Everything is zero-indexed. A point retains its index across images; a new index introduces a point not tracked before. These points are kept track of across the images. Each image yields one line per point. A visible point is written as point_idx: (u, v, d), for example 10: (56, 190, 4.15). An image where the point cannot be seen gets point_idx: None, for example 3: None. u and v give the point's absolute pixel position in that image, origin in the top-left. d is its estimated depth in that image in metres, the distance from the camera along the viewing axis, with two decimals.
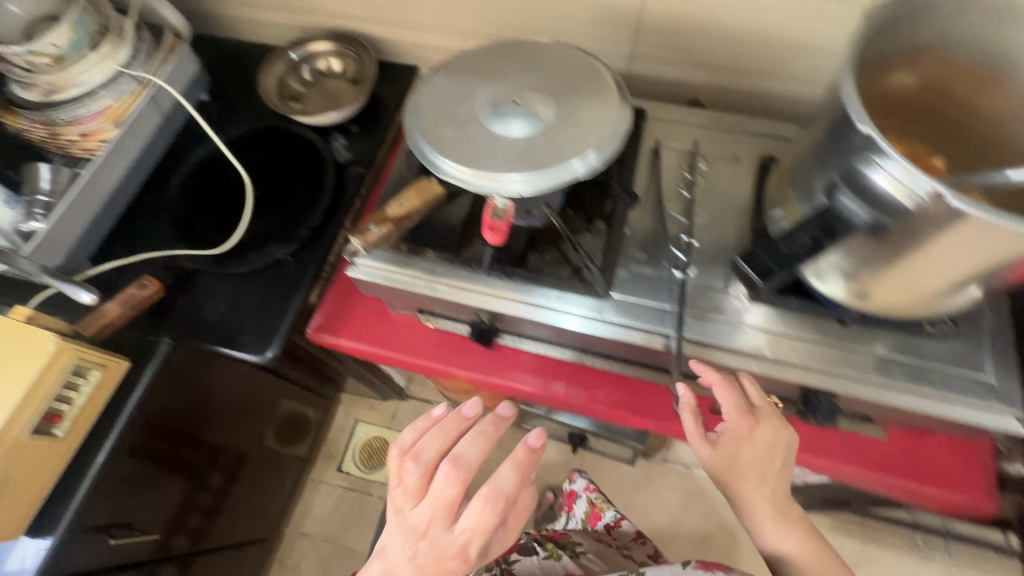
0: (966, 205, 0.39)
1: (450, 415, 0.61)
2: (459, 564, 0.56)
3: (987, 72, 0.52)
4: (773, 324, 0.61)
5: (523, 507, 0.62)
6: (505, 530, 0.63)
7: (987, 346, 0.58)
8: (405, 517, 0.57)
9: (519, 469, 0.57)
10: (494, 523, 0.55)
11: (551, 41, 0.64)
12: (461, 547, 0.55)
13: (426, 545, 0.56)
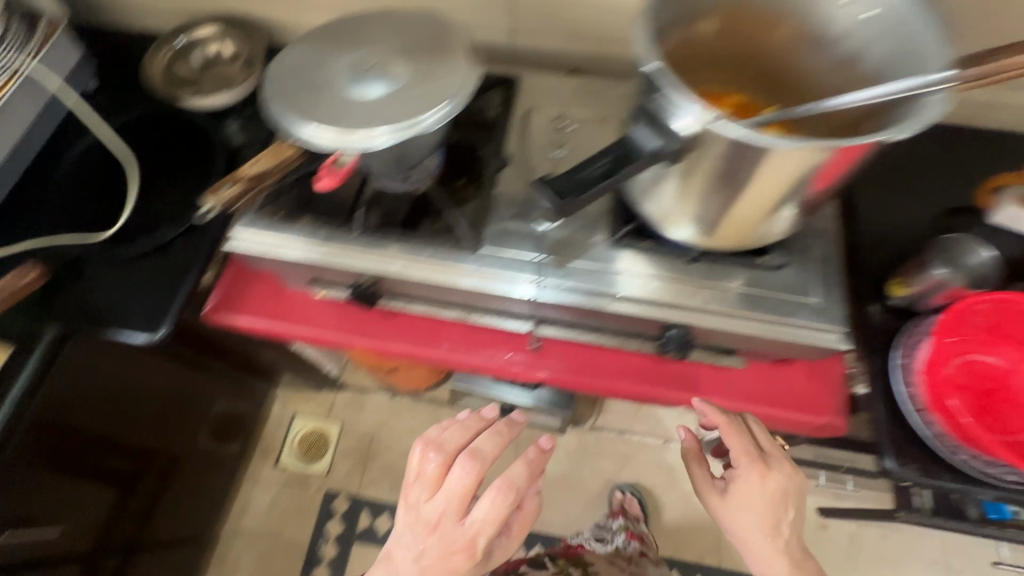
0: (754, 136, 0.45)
1: (473, 418, 0.74)
2: (465, 557, 0.65)
3: (779, 15, 0.59)
4: (630, 266, 0.66)
5: (525, 520, 0.73)
6: (509, 537, 0.72)
7: (815, 273, 0.64)
8: (422, 512, 0.67)
9: (526, 472, 0.69)
10: (500, 517, 0.66)
11: (409, 9, 0.68)
12: (468, 540, 0.65)
13: (435, 538, 0.66)
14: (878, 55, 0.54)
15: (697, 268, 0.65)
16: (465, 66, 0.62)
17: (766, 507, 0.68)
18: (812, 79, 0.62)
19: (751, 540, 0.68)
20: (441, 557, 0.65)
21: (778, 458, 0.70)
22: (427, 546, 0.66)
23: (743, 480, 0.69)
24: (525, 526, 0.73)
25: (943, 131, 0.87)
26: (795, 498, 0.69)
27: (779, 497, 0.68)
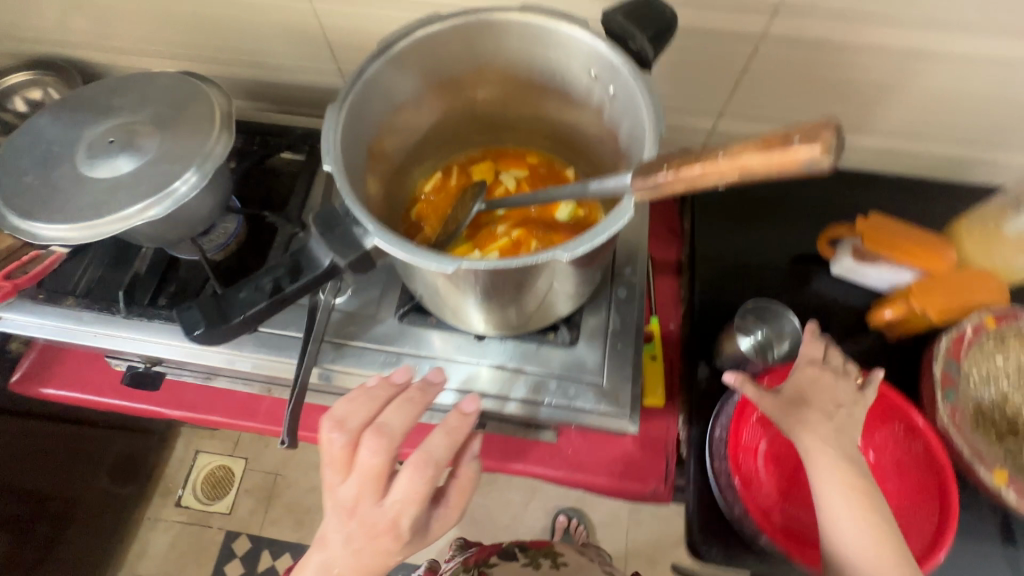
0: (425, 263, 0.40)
1: (374, 385, 0.51)
2: (393, 541, 0.47)
3: (533, 86, 0.56)
4: (415, 345, 0.62)
5: (464, 481, 0.54)
6: (446, 508, 0.53)
7: (606, 350, 0.61)
8: (332, 498, 0.47)
9: (450, 434, 0.49)
10: (419, 491, 0.47)
11: (173, 73, 0.63)
12: (391, 520, 0.46)
13: (358, 530, 0.47)
14: (625, 131, 0.49)
15: (484, 347, 0.62)
16: (214, 136, 0.57)
17: (837, 439, 0.54)
18: (591, 143, 0.58)
19: (819, 457, 0.53)
20: (371, 553, 0.47)
21: (834, 362, 0.59)
22: (348, 537, 0.47)
23: (788, 379, 0.57)
24: (464, 491, 0.54)
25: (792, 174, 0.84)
26: (849, 433, 0.55)
27: (814, 399, 0.56)
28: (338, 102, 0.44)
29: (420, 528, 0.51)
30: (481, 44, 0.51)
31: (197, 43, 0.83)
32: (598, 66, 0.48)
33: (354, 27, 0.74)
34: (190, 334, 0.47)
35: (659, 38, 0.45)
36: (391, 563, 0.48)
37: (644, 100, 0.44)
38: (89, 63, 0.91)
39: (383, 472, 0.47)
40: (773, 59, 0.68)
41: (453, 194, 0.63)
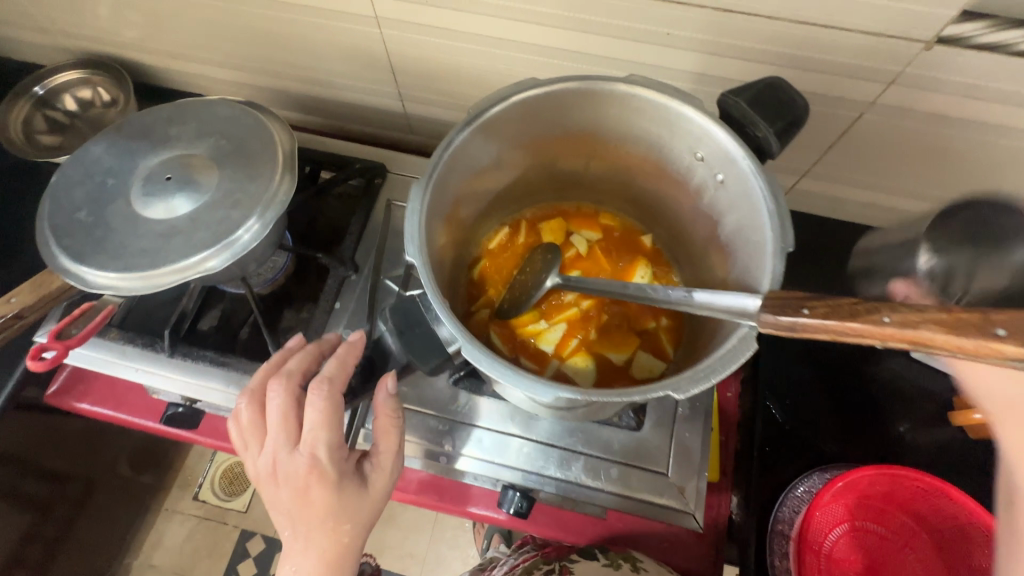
0: (505, 379, 0.36)
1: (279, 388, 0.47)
2: (318, 483, 0.44)
3: (625, 153, 0.51)
4: (469, 412, 0.59)
5: (388, 422, 0.48)
6: (378, 456, 0.47)
7: (672, 438, 0.57)
8: (256, 470, 0.47)
9: (336, 369, 0.48)
10: (319, 417, 0.45)
11: (237, 103, 0.59)
12: (306, 459, 0.44)
13: (285, 490, 0.44)
14: (731, 224, 0.44)
15: (541, 422, 0.59)
16: (276, 180, 0.53)
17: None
18: (680, 219, 0.53)
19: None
20: (306, 509, 0.44)
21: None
22: (281, 504, 0.45)
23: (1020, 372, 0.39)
24: (392, 432, 0.48)
25: None
26: None
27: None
28: (423, 179, 0.41)
29: (358, 470, 0.46)
30: (579, 113, 0.47)
31: (255, 56, 0.80)
32: (709, 151, 0.43)
33: (421, 56, 0.70)
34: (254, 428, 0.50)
35: (786, 130, 0.40)
36: (337, 512, 0.44)
37: (766, 202, 0.39)
38: (141, 64, 0.88)
39: (291, 418, 0.46)
40: (875, 126, 0.62)
41: (518, 254, 0.58)
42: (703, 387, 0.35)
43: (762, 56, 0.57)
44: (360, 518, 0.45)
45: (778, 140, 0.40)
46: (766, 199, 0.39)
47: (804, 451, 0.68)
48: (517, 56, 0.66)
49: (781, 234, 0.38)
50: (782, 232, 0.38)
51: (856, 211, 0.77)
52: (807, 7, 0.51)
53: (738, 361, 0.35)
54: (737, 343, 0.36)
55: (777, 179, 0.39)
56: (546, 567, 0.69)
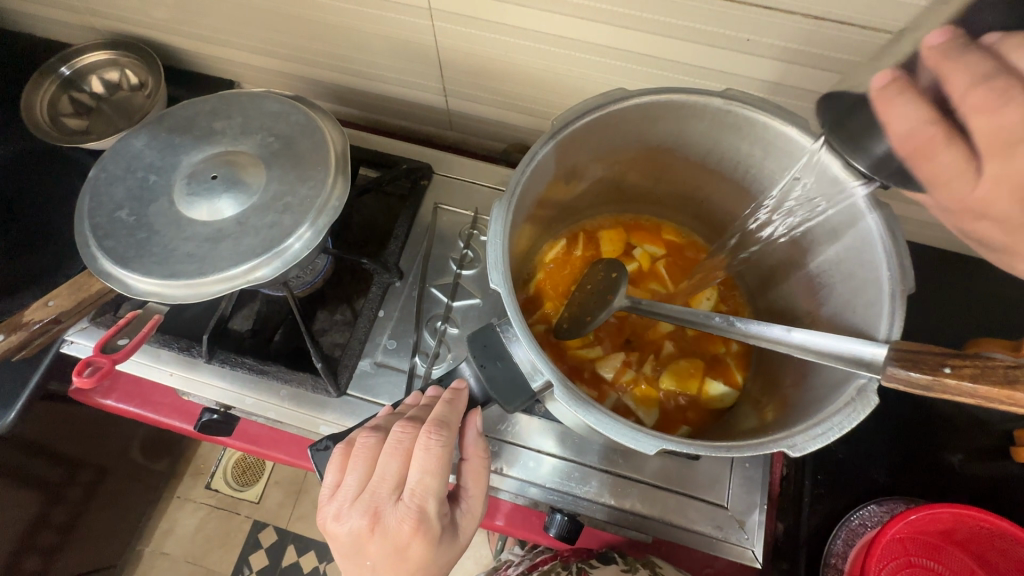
0: (598, 422, 0.34)
1: (361, 435, 0.44)
2: (422, 540, 0.39)
3: (705, 170, 0.48)
4: (518, 433, 0.57)
5: (480, 463, 0.45)
6: (467, 502, 0.44)
7: (732, 468, 0.55)
8: (344, 523, 0.40)
9: (450, 410, 0.43)
10: (435, 465, 0.40)
11: (285, 98, 0.56)
12: (415, 513, 0.39)
13: (382, 543, 0.39)
14: (828, 254, 0.42)
15: (594, 445, 0.56)
16: (329, 185, 0.50)
17: None
18: (758, 240, 0.50)
19: None
20: (402, 564, 0.39)
21: None
22: (372, 557, 0.40)
23: None
24: (482, 475, 0.45)
25: None
26: None
27: None
28: (505, 199, 0.38)
29: (450, 521, 0.43)
30: (668, 127, 0.44)
31: (293, 44, 0.76)
32: (810, 177, 0.40)
33: (471, 50, 0.66)
34: (316, 449, 0.47)
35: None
36: (431, 565, 0.41)
37: (880, 237, 0.36)
38: (170, 47, 0.85)
39: (400, 462, 0.41)
40: None
41: (575, 267, 0.55)
42: (823, 444, 0.33)
43: (847, 66, 0.53)
44: (446, 568, 0.42)
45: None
46: (880, 235, 0.36)
47: (855, 480, 0.65)
48: (577, 55, 0.62)
49: (900, 275, 0.35)
50: (901, 274, 0.35)
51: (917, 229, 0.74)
52: (907, 19, 0.47)
53: (852, 418, 0.34)
54: (855, 397, 0.34)
55: (895, 214, 0.35)
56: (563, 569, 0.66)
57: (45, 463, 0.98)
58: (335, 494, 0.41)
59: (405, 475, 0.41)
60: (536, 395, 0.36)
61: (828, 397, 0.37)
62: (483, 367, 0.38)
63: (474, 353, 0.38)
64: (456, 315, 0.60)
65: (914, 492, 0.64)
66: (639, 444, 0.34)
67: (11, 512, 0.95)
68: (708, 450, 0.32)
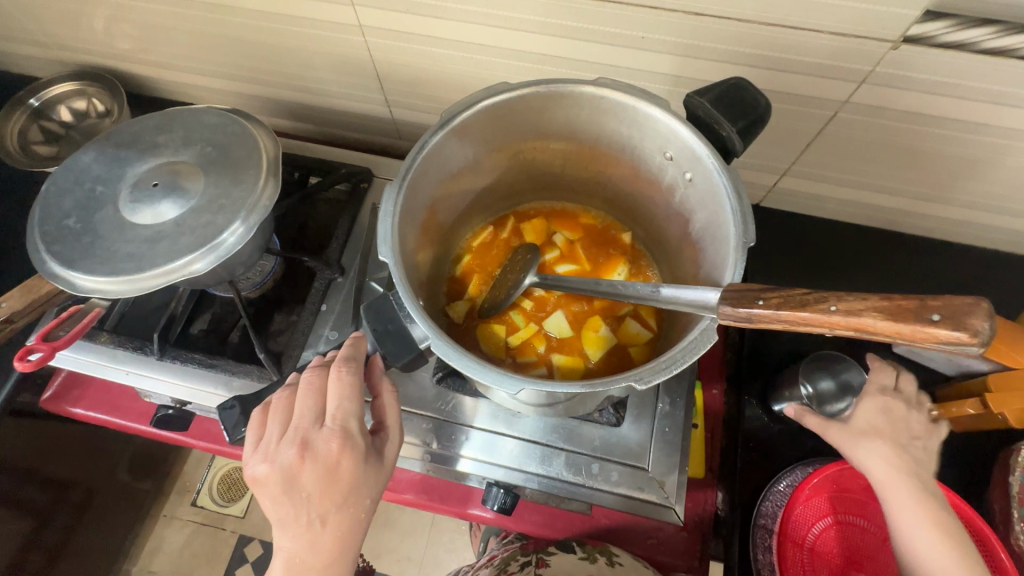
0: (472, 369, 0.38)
1: (279, 394, 0.47)
2: (350, 455, 0.43)
3: (601, 154, 0.52)
4: (453, 412, 0.60)
5: (392, 396, 0.48)
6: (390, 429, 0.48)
7: (653, 434, 0.58)
8: (274, 462, 0.43)
9: (355, 348, 0.47)
10: (350, 390, 0.44)
11: (223, 111, 0.61)
12: (338, 433, 0.43)
13: (311, 468, 0.42)
14: (701, 220, 0.46)
15: (525, 419, 0.60)
16: (260, 186, 0.54)
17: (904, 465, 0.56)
18: (655, 217, 0.54)
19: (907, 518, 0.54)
20: (335, 484, 0.43)
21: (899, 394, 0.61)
22: (304, 486, 0.42)
23: (858, 409, 0.60)
24: (396, 406, 0.48)
25: (850, 237, 0.79)
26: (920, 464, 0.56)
27: (886, 431, 0.58)
28: (397, 181, 0.42)
29: (375, 446, 0.46)
30: (554, 115, 0.48)
31: (244, 65, 0.82)
32: (677, 151, 0.45)
33: (404, 62, 0.72)
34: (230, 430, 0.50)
35: (749, 129, 0.41)
36: (361, 485, 0.44)
37: (730, 199, 0.40)
38: (134, 74, 0.90)
39: (316, 398, 0.45)
40: (850, 124, 0.63)
41: (500, 250, 0.59)
42: (666, 375, 0.38)
43: (735, 57, 0.58)
44: (378, 491, 0.45)
45: (741, 138, 0.41)
46: (729, 197, 0.40)
47: (786, 445, 0.69)
48: (497, 60, 0.67)
49: (744, 229, 0.39)
50: (746, 229, 0.40)
51: (835, 207, 0.78)
52: (774, 11, 0.52)
53: (699, 351, 0.39)
54: (697, 335, 0.39)
55: (739, 177, 0.40)
56: (523, 557, 0.70)
57: (30, 480, 1.01)
58: (260, 444, 0.44)
59: (324, 408, 0.45)
60: (423, 353, 0.40)
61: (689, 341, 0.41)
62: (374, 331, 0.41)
63: (370, 321, 0.42)
64: None
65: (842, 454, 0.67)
66: (505, 385, 0.37)
67: None
68: (563, 387, 0.36)
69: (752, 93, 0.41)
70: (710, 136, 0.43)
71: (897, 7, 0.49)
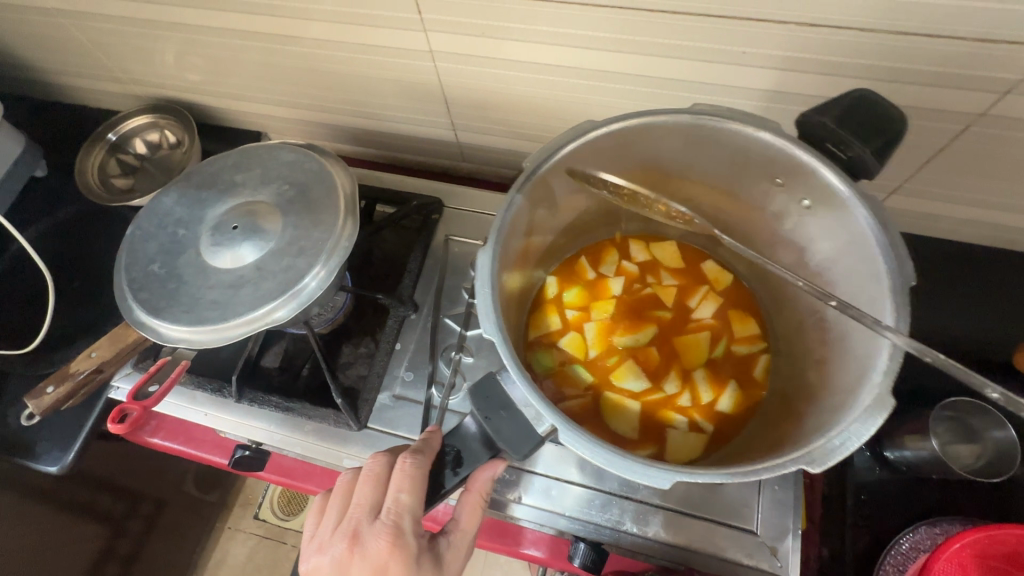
0: (598, 453, 0.35)
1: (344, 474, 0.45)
2: (398, 560, 0.39)
3: (706, 184, 0.48)
4: (539, 462, 0.56)
5: (477, 498, 0.43)
6: (458, 537, 0.42)
7: (761, 493, 0.52)
8: (326, 557, 0.40)
9: (428, 439, 0.43)
10: (413, 483, 0.40)
11: (297, 148, 0.59)
12: (389, 531, 0.39)
13: (361, 567, 0.39)
14: (824, 250, 0.42)
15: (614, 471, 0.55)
16: (338, 227, 0.52)
17: None
18: (754, 241, 0.51)
19: None
20: None
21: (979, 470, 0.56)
22: None
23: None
24: (478, 513, 0.43)
25: (973, 260, 0.70)
26: None
27: None
28: (489, 243, 0.40)
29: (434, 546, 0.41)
30: (656, 148, 0.44)
31: (308, 93, 0.81)
32: (791, 177, 0.40)
33: (474, 86, 0.69)
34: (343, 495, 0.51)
35: (885, 147, 0.36)
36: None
37: (873, 232, 0.36)
38: (204, 106, 0.92)
39: (372, 487, 0.41)
40: (981, 138, 0.56)
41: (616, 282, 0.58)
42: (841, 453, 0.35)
43: (853, 69, 0.52)
44: None
45: (874, 158, 0.36)
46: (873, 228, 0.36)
47: (904, 500, 0.61)
48: (573, 82, 0.63)
49: (899, 267, 0.35)
50: (900, 268, 0.36)
51: (955, 228, 0.69)
52: (910, 17, 0.45)
53: (873, 421, 0.35)
54: (874, 404, 0.36)
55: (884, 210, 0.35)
56: None
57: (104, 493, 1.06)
58: (317, 530, 0.42)
59: (380, 498, 0.41)
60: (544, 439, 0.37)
61: (849, 401, 0.39)
62: (487, 420, 0.38)
63: (475, 406, 0.38)
64: (470, 344, 0.61)
65: (972, 514, 0.59)
66: (657, 480, 0.34)
67: (70, 541, 1.03)
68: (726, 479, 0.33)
69: (885, 103, 0.35)
70: (836, 159, 0.38)
71: None
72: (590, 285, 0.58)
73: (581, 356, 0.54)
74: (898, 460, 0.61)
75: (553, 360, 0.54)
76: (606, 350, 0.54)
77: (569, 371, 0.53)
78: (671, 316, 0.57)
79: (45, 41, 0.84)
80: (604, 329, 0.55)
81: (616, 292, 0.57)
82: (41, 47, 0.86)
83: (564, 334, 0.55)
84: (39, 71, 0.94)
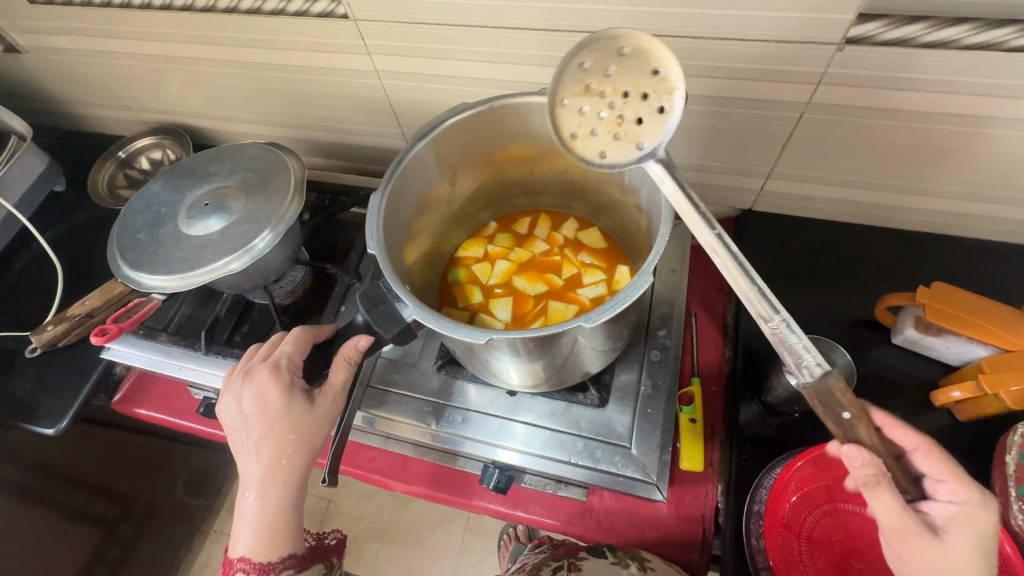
0: (440, 325, 0.46)
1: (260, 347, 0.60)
2: (275, 386, 0.53)
3: None
4: (458, 397, 0.66)
5: (344, 364, 0.54)
6: (330, 387, 0.55)
7: (636, 415, 0.62)
8: (228, 390, 0.55)
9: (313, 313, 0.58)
10: (295, 338, 0.56)
11: (260, 145, 0.73)
12: (270, 366, 0.53)
13: (248, 392, 0.53)
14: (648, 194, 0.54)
15: (519, 404, 0.65)
16: (287, 201, 0.65)
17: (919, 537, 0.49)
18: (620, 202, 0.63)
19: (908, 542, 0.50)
20: (263, 409, 0.52)
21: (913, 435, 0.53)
22: (244, 407, 0.53)
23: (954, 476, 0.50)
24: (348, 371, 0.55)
25: (846, 234, 0.81)
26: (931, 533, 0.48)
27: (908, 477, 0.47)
28: (382, 187, 0.53)
29: (309, 390, 0.55)
30: (524, 122, 0.59)
31: (284, 112, 0.96)
32: None
33: (414, 98, 0.83)
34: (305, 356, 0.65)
35: None
36: (286, 418, 0.52)
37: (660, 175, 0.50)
38: (200, 128, 1.08)
39: (269, 345, 0.57)
40: (818, 123, 0.68)
41: (533, 237, 0.73)
42: (613, 315, 0.45)
43: (698, 69, 0.65)
44: (303, 430, 0.53)
45: None
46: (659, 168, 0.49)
47: (783, 437, 0.70)
48: (492, 91, 0.77)
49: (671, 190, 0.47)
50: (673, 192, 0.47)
51: (827, 207, 0.81)
52: (723, 26, 0.59)
53: (637, 291, 0.45)
54: (637, 282, 0.45)
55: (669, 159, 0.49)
56: (555, 563, 0.77)
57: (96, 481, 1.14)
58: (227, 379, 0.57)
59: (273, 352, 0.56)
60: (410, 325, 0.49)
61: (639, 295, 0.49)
62: (368, 311, 0.50)
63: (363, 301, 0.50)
64: None
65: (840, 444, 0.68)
66: (474, 337, 0.45)
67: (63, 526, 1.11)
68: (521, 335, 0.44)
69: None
70: None
71: (832, 13, 0.54)
72: (517, 236, 0.74)
73: (485, 278, 0.70)
74: (773, 401, 0.69)
75: (463, 275, 0.71)
76: (505, 282, 0.70)
77: (472, 286, 0.70)
78: (561, 284, 0.69)
79: (69, 76, 1.00)
80: (511, 268, 0.70)
81: (536, 248, 0.72)
82: (66, 81, 1.02)
83: (482, 261, 0.72)
84: (63, 104, 1.10)
